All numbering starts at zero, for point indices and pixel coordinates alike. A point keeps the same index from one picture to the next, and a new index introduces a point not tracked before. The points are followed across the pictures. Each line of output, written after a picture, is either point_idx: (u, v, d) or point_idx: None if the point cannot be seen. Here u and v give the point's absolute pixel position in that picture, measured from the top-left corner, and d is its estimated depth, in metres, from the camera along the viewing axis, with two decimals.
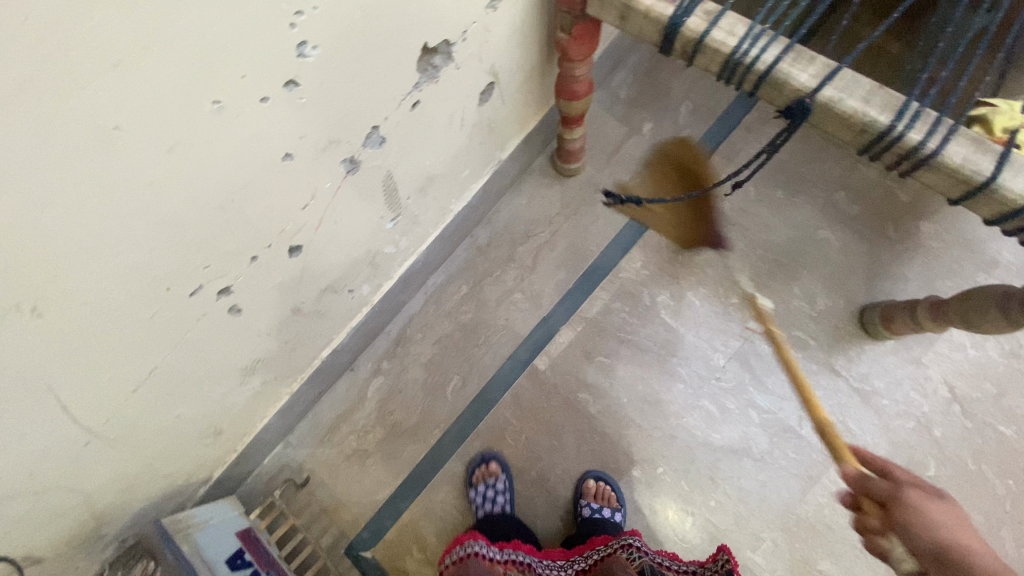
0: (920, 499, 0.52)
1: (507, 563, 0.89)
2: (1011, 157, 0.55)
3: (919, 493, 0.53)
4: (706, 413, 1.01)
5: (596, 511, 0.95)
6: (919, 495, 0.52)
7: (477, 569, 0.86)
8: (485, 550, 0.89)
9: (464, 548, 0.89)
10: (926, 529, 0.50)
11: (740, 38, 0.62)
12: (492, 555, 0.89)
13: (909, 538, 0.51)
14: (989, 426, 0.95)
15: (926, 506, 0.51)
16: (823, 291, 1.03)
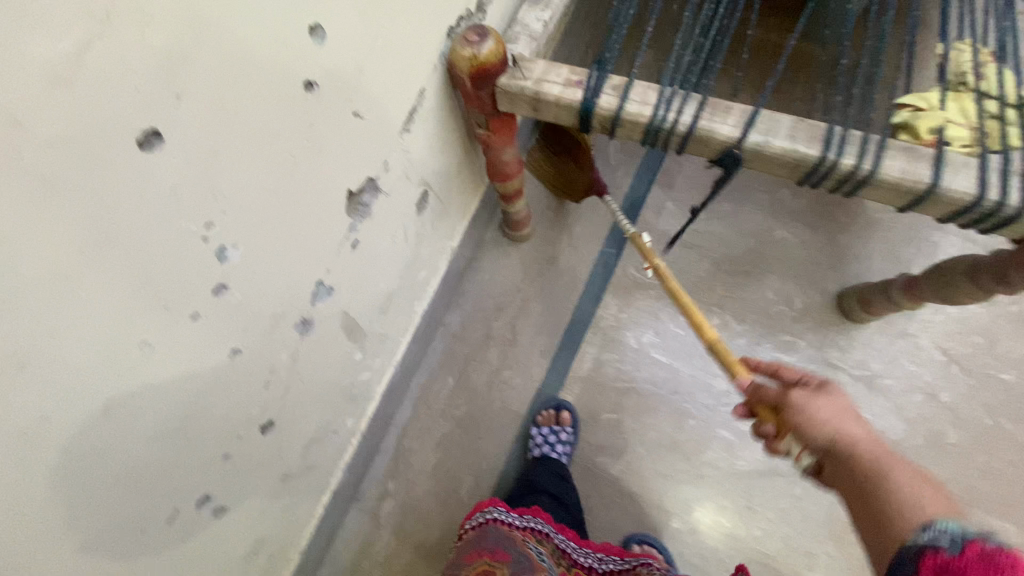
0: (804, 397, 0.51)
1: (525, 531, 0.89)
2: (945, 159, 0.56)
3: (807, 391, 0.52)
4: (724, 443, 0.99)
5: None
6: (804, 394, 0.51)
7: (497, 533, 0.86)
8: (505, 516, 0.89)
9: (484, 513, 0.89)
10: (815, 423, 0.49)
11: (653, 105, 0.63)
12: (512, 522, 0.89)
13: (806, 441, 0.50)
14: (991, 377, 0.97)
15: (809, 404, 0.50)
16: (797, 289, 1.04)
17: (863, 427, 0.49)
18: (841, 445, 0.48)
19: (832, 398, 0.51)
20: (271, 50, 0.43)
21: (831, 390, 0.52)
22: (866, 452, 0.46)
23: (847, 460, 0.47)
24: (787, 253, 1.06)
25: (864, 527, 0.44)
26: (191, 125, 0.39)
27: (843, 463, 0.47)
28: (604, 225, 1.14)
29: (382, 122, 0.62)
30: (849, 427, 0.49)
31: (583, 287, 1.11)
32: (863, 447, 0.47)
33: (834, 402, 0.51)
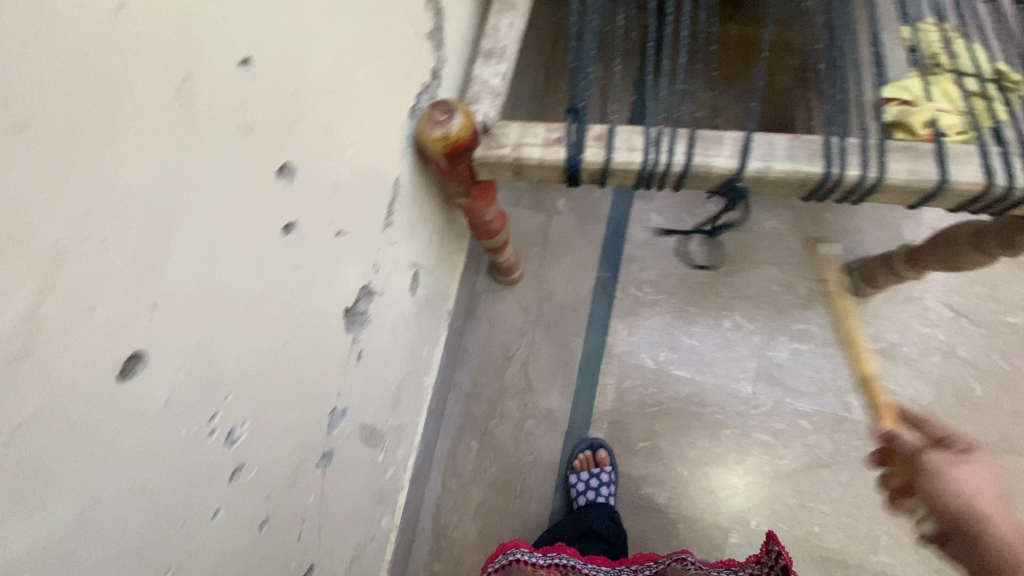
0: (943, 457, 0.49)
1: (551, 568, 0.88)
2: (947, 152, 0.55)
3: (949, 455, 0.49)
4: (764, 445, 0.98)
5: None
6: (941, 460, 0.49)
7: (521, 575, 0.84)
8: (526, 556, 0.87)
9: (506, 556, 0.87)
10: (947, 489, 0.47)
11: (642, 149, 0.60)
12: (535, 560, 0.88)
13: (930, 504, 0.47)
14: (1000, 323, 0.98)
15: (949, 466, 0.48)
16: (798, 275, 1.03)
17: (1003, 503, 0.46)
18: (967, 519, 0.45)
19: (982, 469, 0.47)
20: (242, 211, 0.38)
21: (983, 461, 0.48)
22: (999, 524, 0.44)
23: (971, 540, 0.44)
24: (779, 241, 1.05)
25: None
26: (172, 326, 0.34)
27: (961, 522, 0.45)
28: (594, 250, 1.11)
29: (364, 228, 0.57)
30: (985, 501, 0.45)
31: (586, 317, 1.08)
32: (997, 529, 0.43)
33: (976, 467, 0.48)
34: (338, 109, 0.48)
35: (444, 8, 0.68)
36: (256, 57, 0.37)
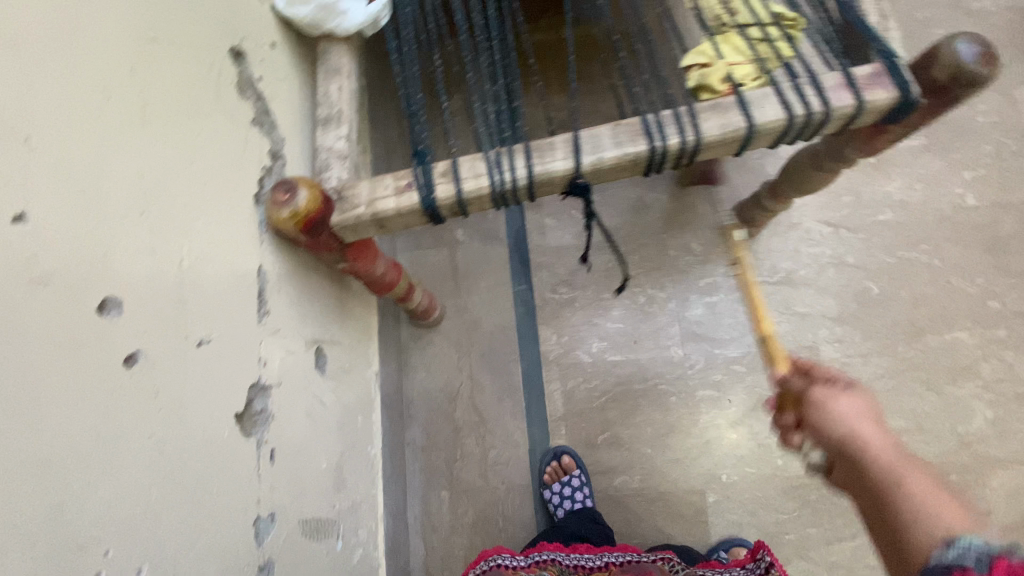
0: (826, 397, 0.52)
1: (531, 567, 0.88)
2: (746, 100, 0.60)
3: (828, 389, 0.53)
4: (711, 399, 1.02)
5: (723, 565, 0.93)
6: (823, 393, 0.52)
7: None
8: (508, 560, 0.86)
9: (487, 562, 0.86)
10: (828, 419, 0.50)
11: (486, 173, 0.62)
12: (515, 564, 0.87)
13: (817, 435, 0.51)
14: (875, 222, 1.06)
15: (827, 403, 0.51)
16: (691, 235, 1.10)
17: (879, 429, 0.48)
18: (847, 442, 0.48)
19: (855, 398, 0.51)
20: (64, 362, 0.38)
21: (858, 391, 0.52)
22: (875, 454, 0.46)
23: (852, 459, 0.47)
24: (666, 209, 1.11)
25: (876, 532, 0.43)
26: (14, 500, 0.33)
27: (847, 459, 0.47)
28: (503, 268, 1.12)
29: (231, 331, 0.56)
30: (861, 425, 0.48)
31: (515, 334, 1.09)
32: (873, 450, 0.46)
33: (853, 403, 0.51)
34: (160, 228, 0.48)
35: (265, 92, 0.69)
36: (33, 211, 0.37)
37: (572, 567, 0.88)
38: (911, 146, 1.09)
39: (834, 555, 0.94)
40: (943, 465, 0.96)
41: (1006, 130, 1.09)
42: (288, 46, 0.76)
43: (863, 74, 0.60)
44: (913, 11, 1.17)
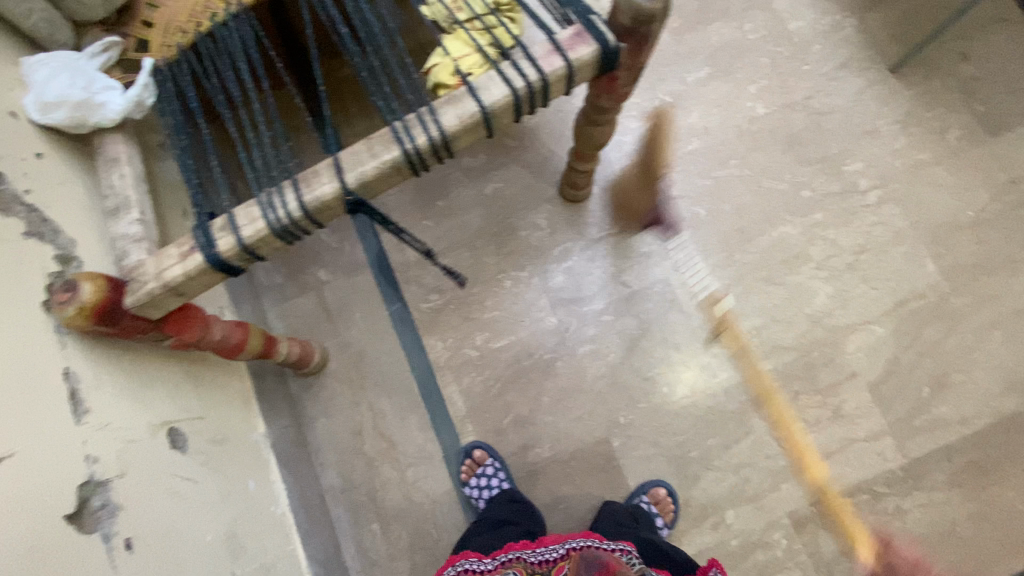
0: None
1: (496, 566, 0.89)
2: (473, 87, 0.66)
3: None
4: (592, 353, 1.10)
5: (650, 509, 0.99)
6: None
7: None
8: (472, 565, 0.88)
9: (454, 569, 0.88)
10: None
11: (262, 215, 0.65)
12: (479, 567, 0.88)
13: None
14: (686, 153, 1.17)
15: None
16: (535, 212, 1.17)
17: None
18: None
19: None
20: None
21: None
22: None
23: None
24: (506, 195, 1.18)
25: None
26: None
27: None
28: (373, 293, 1.14)
29: (41, 439, 0.56)
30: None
31: (402, 352, 1.11)
32: None
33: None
34: None
35: (37, 203, 0.70)
36: None
37: (537, 562, 0.89)
38: (699, 77, 1.20)
39: (735, 457, 1.03)
40: (805, 345, 1.06)
41: (775, 39, 1.21)
42: (58, 151, 0.77)
43: (567, 36, 0.67)
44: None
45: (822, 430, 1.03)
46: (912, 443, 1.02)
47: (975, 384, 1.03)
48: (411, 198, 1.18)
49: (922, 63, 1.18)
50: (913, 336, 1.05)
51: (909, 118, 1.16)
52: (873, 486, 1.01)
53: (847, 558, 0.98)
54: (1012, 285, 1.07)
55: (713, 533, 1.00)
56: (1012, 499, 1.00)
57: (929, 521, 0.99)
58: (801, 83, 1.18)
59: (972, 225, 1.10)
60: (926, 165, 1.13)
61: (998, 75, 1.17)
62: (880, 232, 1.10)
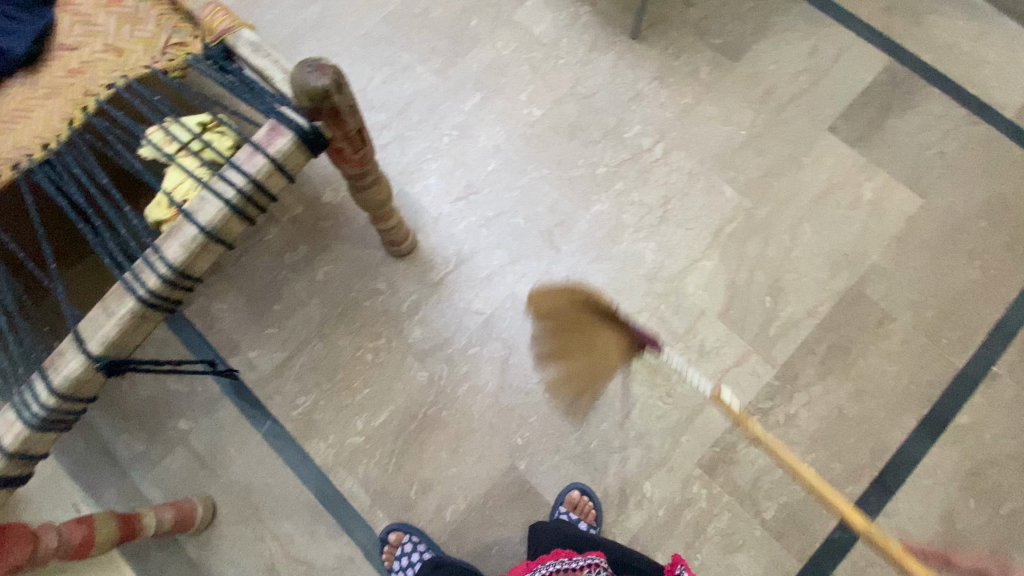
0: None
1: None
2: (187, 212, 0.67)
3: None
4: (471, 390, 1.09)
5: (572, 519, 0.99)
6: None
7: None
8: None
9: None
10: None
11: (19, 416, 0.63)
12: None
13: None
14: (488, 174, 1.22)
15: None
16: (370, 279, 1.16)
17: None
18: None
19: None
20: None
21: None
22: None
23: None
24: (338, 273, 1.16)
25: None
26: None
27: None
28: (240, 422, 1.10)
29: None
30: None
31: (289, 468, 1.07)
32: None
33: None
34: None
35: None
36: None
37: None
38: (474, 103, 1.27)
39: (632, 431, 1.05)
40: (653, 303, 1.11)
41: (528, 46, 1.30)
42: None
43: (262, 134, 0.70)
44: (411, 6, 1.35)
45: (695, 372, 1.07)
46: (777, 350, 1.07)
47: (805, 277, 1.11)
48: (248, 312, 1.16)
49: (657, 20, 1.29)
50: (738, 256, 1.13)
51: (663, 71, 1.26)
52: (760, 405, 1.05)
53: (764, 481, 1.02)
54: (800, 179, 1.17)
55: (639, 512, 1.02)
56: (877, 366, 1.06)
57: (818, 415, 1.04)
58: (562, 76, 1.27)
59: (749, 141, 1.19)
60: (693, 106, 1.23)
61: (720, 8, 1.29)
62: (676, 178, 1.18)
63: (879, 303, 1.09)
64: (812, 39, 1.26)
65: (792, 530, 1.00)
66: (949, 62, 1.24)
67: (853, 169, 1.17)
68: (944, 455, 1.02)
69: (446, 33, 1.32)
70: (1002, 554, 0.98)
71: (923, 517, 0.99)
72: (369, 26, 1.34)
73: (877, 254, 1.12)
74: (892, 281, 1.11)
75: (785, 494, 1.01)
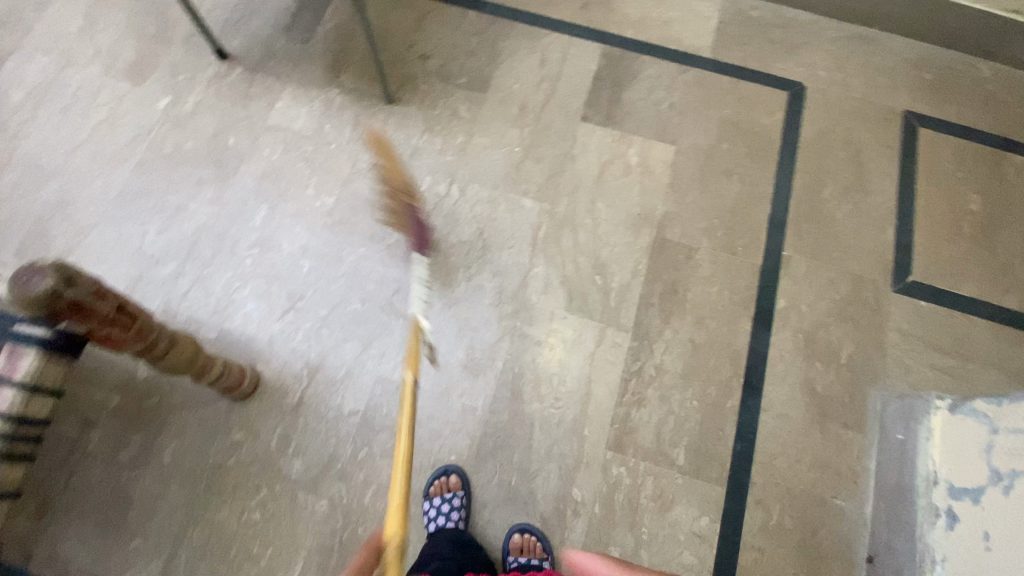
0: None
1: None
2: None
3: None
4: (377, 490, 1.05)
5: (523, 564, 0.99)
6: None
7: None
8: None
9: None
10: None
11: None
12: None
13: None
14: (306, 277, 1.19)
15: None
16: (226, 434, 1.06)
17: None
18: None
19: None
20: None
21: None
22: None
23: None
24: (188, 444, 1.05)
25: None
26: None
27: None
28: None
29: None
30: None
31: None
32: None
33: None
34: None
35: None
36: None
37: None
38: (263, 215, 1.24)
39: (541, 450, 1.08)
40: (508, 326, 1.16)
41: (294, 144, 1.30)
42: None
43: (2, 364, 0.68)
44: (158, 148, 1.29)
45: (570, 369, 1.14)
46: (624, 316, 1.18)
47: (618, 245, 1.24)
48: (99, 537, 1.00)
49: (403, 80, 1.37)
50: (559, 253, 1.22)
51: (428, 121, 1.34)
52: (633, 370, 1.14)
53: (665, 434, 1.10)
54: (578, 168, 1.30)
55: (579, 520, 1.05)
56: (704, 292, 1.21)
57: (680, 355, 1.16)
58: (339, 159, 1.29)
59: (525, 153, 1.31)
60: (466, 142, 1.32)
61: (453, 50, 1.41)
62: (480, 210, 1.26)
63: (682, 241, 1.25)
64: (538, 49, 1.42)
65: (705, 462, 1.09)
66: (649, 28, 1.46)
67: (615, 141, 1.34)
68: (783, 338, 1.18)
69: (206, 161, 1.28)
70: (857, 394, 1.15)
71: (792, 395, 1.15)
72: (120, 183, 1.26)
73: (664, 202, 1.28)
74: (684, 217, 1.27)
75: (686, 435, 1.10)
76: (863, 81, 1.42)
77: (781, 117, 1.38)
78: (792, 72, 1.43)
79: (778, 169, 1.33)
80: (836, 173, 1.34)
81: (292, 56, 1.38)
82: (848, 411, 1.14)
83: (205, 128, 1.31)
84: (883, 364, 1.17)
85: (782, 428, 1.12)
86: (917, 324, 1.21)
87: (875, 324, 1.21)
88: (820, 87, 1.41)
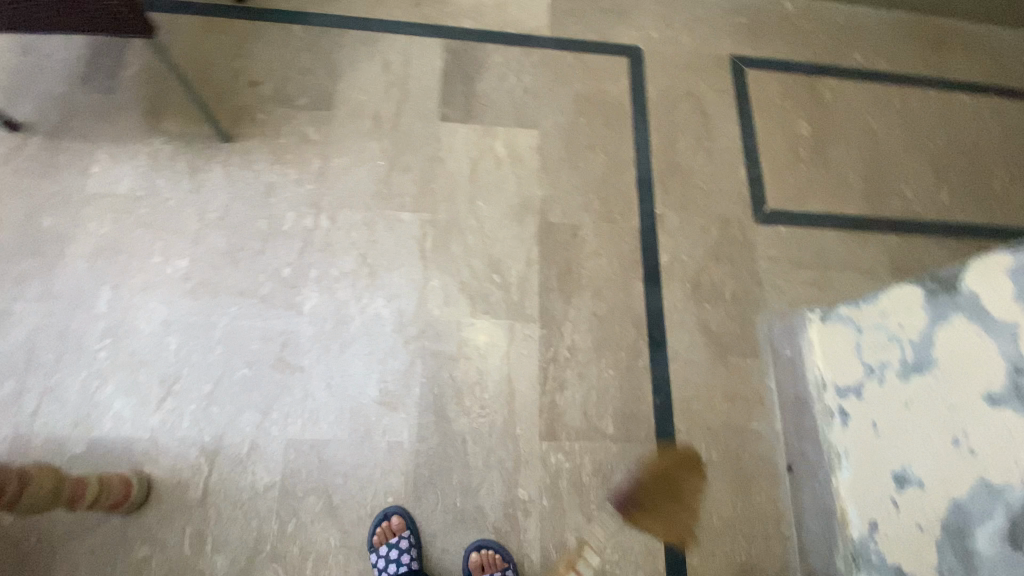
0: None
1: None
2: None
3: None
4: (319, 557, 0.98)
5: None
6: None
7: None
8: None
9: None
10: None
11: None
12: None
13: None
14: (178, 355, 1.06)
15: None
16: (129, 554, 0.94)
17: None
18: None
19: None
20: None
21: None
22: None
23: None
24: None
25: None
26: None
27: None
28: None
29: None
30: None
31: None
32: None
33: None
34: None
35: None
36: None
37: None
38: (108, 298, 1.08)
39: (478, 462, 1.07)
40: (416, 349, 1.12)
41: (126, 209, 1.14)
42: None
43: None
44: None
45: (487, 374, 1.12)
46: (527, 307, 1.18)
47: (506, 239, 1.23)
48: None
49: (238, 114, 1.25)
50: (450, 260, 1.19)
51: (277, 153, 1.23)
52: (548, 357, 1.15)
53: (591, 411, 1.13)
54: (449, 170, 1.27)
55: (531, 517, 1.05)
56: (596, 265, 1.25)
57: (588, 331, 1.19)
58: (185, 215, 1.16)
59: (391, 167, 1.26)
60: (325, 167, 1.23)
61: (285, 72, 1.30)
62: (357, 235, 1.19)
63: (565, 220, 1.27)
64: (377, 55, 1.35)
65: (633, 426, 1.14)
66: (485, 15, 1.44)
67: (479, 136, 1.32)
68: (675, 290, 1.26)
69: (21, 252, 1.09)
70: (748, 324, 1.25)
71: (694, 340, 1.22)
72: None
73: (539, 187, 1.29)
74: (562, 197, 1.29)
75: (610, 406, 1.14)
76: (691, 35, 1.51)
77: (627, 81, 1.44)
78: (627, 36, 1.48)
79: (636, 132, 1.39)
80: (687, 125, 1.42)
81: (98, 111, 1.20)
82: (743, 341, 1.24)
83: (9, 215, 1.11)
84: (763, 291, 1.29)
85: (693, 374, 1.20)
86: (783, 248, 1.33)
87: (749, 256, 1.31)
88: (655, 47, 1.49)
